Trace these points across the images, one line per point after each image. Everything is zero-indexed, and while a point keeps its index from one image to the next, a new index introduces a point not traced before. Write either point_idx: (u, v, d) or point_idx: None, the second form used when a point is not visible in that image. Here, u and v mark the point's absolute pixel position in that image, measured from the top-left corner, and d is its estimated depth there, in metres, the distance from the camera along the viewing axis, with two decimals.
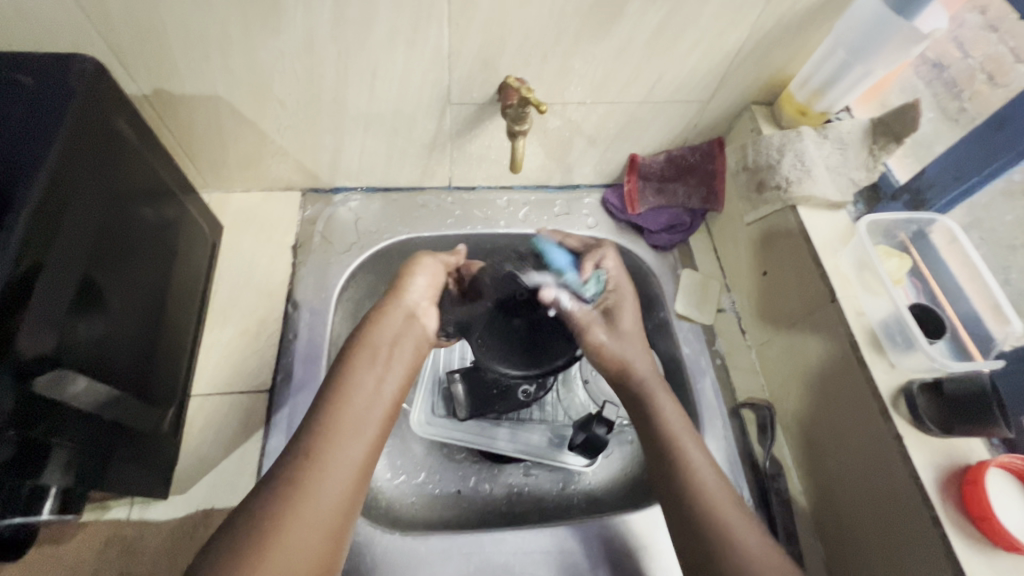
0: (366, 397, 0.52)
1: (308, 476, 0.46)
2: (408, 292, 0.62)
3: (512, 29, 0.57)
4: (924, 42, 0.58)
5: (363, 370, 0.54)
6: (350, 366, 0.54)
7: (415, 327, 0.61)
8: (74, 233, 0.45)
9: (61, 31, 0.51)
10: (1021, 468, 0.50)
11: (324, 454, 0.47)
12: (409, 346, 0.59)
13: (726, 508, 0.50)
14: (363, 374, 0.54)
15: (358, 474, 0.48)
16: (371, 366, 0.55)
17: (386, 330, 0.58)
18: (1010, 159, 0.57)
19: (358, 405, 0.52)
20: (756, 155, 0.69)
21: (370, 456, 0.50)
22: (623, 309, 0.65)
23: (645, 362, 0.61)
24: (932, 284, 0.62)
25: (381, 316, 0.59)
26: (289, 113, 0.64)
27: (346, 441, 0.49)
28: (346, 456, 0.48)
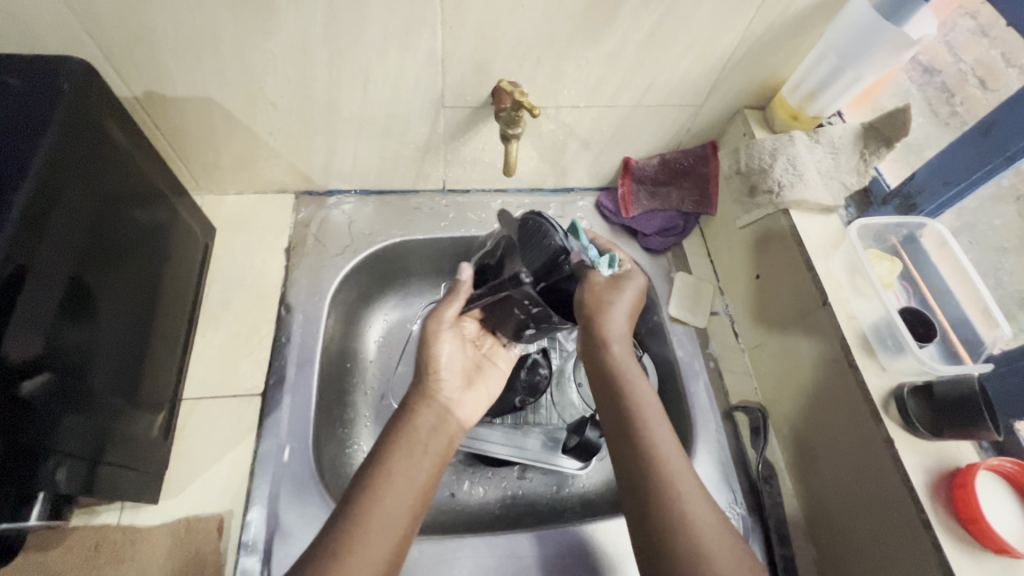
0: (401, 487, 0.50)
1: (340, 564, 0.44)
2: (438, 377, 0.59)
3: (505, 32, 0.57)
4: (913, 48, 0.59)
5: (398, 460, 0.52)
6: (385, 454, 0.52)
7: (450, 424, 0.58)
8: (62, 237, 0.45)
9: (51, 32, 0.51)
10: (1010, 470, 0.50)
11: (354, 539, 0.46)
12: (444, 443, 0.56)
13: (693, 495, 0.47)
14: (400, 459, 0.52)
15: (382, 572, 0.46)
16: (406, 457, 0.52)
17: (425, 421, 0.56)
18: (999, 163, 0.57)
19: (391, 492, 0.49)
20: (748, 159, 0.69)
21: (400, 549, 0.48)
22: (629, 290, 0.54)
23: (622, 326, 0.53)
24: (923, 289, 0.62)
25: (416, 407, 0.57)
26: (282, 115, 0.64)
27: (372, 536, 0.46)
28: (371, 554, 0.46)
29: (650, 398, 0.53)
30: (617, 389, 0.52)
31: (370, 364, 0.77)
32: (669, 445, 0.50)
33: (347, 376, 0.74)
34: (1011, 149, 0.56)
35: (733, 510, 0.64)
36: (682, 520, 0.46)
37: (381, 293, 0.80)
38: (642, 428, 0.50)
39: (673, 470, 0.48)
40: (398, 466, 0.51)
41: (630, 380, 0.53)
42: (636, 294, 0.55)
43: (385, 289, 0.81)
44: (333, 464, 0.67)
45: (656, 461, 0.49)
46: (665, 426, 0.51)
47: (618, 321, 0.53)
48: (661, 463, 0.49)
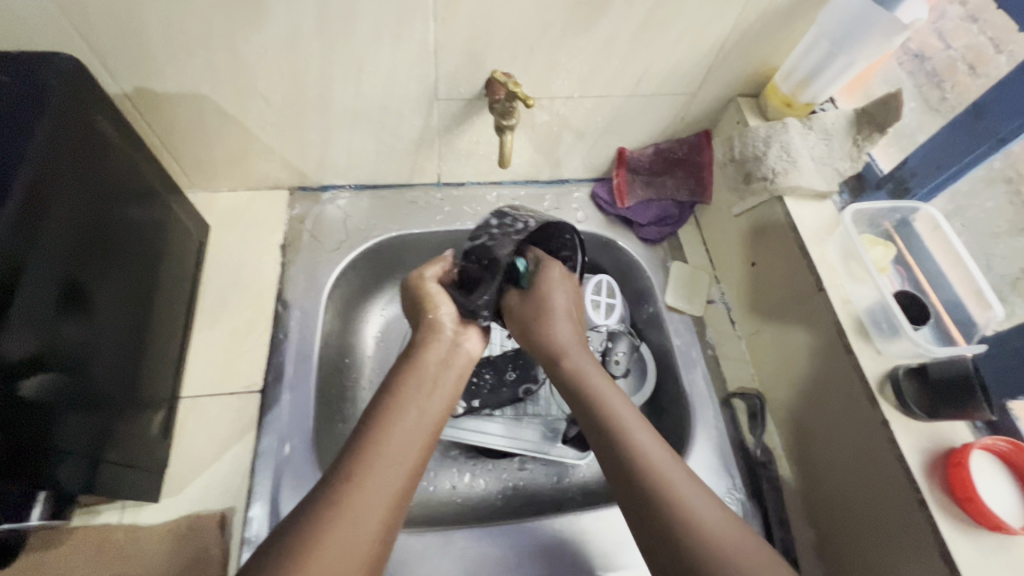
0: (412, 419, 0.49)
1: (355, 489, 0.43)
2: (445, 317, 0.57)
3: (497, 23, 0.57)
4: (905, 31, 0.59)
5: (407, 398, 0.51)
6: (399, 391, 0.51)
7: (456, 354, 0.57)
8: (55, 236, 0.44)
9: (37, 29, 0.50)
10: (1005, 449, 0.51)
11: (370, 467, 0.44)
12: (451, 376, 0.55)
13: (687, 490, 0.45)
14: (409, 395, 0.51)
15: (398, 501, 0.44)
16: (413, 395, 0.51)
17: (433, 357, 0.55)
18: (990, 146, 0.58)
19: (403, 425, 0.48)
20: (742, 147, 0.69)
21: (414, 478, 0.46)
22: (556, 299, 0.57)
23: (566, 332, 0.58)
24: (916, 271, 0.63)
25: (423, 342, 0.56)
26: (274, 110, 0.63)
27: (389, 465, 0.45)
28: (387, 480, 0.44)
29: (615, 394, 0.53)
30: (584, 402, 0.53)
31: (369, 359, 0.77)
32: (636, 425, 0.50)
33: (345, 372, 0.74)
34: (1002, 132, 0.56)
35: (732, 495, 0.64)
36: (672, 501, 0.44)
37: (377, 287, 0.80)
38: (614, 428, 0.50)
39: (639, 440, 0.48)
40: (411, 402, 0.51)
41: (597, 394, 0.53)
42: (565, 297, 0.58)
43: (381, 285, 0.80)
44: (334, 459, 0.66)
45: (627, 444, 0.48)
46: (632, 413, 0.51)
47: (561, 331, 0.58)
48: (637, 449, 0.48)
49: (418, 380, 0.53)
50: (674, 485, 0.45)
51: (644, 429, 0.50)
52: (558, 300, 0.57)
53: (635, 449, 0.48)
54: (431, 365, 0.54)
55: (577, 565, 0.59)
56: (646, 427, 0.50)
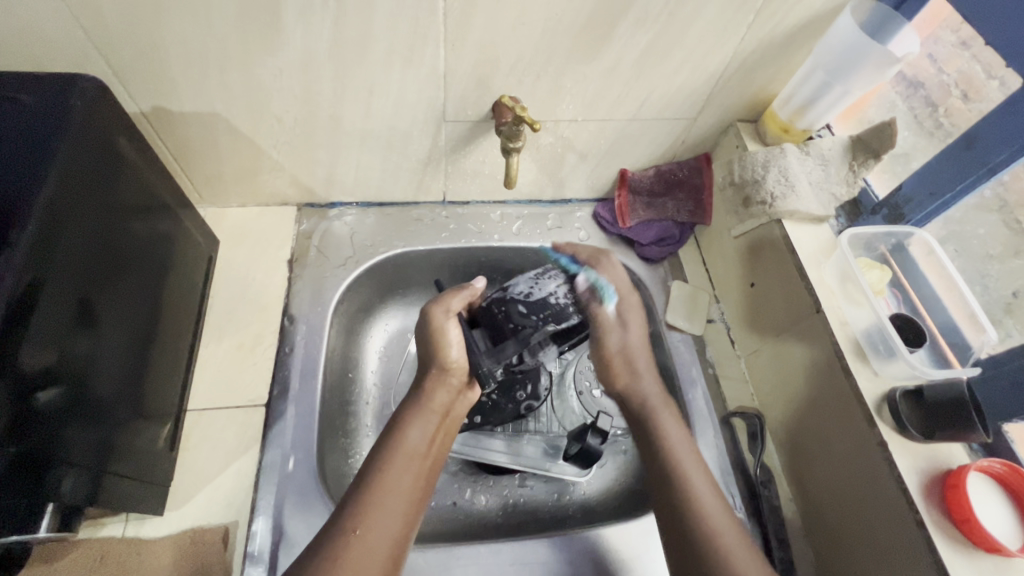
0: (407, 464, 0.53)
1: (354, 544, 0.47)
2: (459, 361, 0.61)
3: (505, 50, 0.59)
4: (897, 64, 0.62)
5: (410, 444, 0.55)
6: (400, 435, 0.55)
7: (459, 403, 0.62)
8: (70, 252, 0.45)
9: (60, 50, 0.52)
10: (1000, 471, 0.52)
11: (368, 523, 0.48)
12: (451, 423, 0.60)
13: (736, 549, 0.48)
14: (415, 441, 0.55)
15: (392, 553, 0.48)
16: (420, 442, 0.56)
17: (439, 399, 0.59)
18: (981, 175, 0.59)
19: (402, 473, 0.52)
20: (741, 170, 0.71)
21: (409, 529, 0.51)
22: (633, 316, 0.64)
23: (650, 381, 0.62)
24: (912, 294, 0.65)
25: (432, 387, 0.60)
26: (286, 129, 0.65)
27: (387, 518, 0.49)
28: (385, 527, 0.49)
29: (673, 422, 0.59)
30: (646, 425, 0.59)
31: (372, 375, 0.78)
32: (702, 483, 0.53)
33: (348, 387, 0.75)
34: (992, 161, 0.58)
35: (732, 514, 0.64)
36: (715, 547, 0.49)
37: (382, 303, 0.81)
38: (670, 455, 0.55)
39: (695, 487, 0.53)
40: (414, 450, 0.55)
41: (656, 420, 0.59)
42: (620, 339, 0.63)
43: (386, 301, 0.81)
44: (335, 473, 0.67)
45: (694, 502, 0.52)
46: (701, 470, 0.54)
47: (632, 329, 0.64)
48: (687, 492, 0.52)
49: (419, 420, 0.57)
50: (723, 542, 0.49)
51: (695, 462, 0.55)
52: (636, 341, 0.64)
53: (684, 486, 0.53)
54: (436, 408, 0.59)
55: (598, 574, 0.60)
56: (706, 479, 0.54)
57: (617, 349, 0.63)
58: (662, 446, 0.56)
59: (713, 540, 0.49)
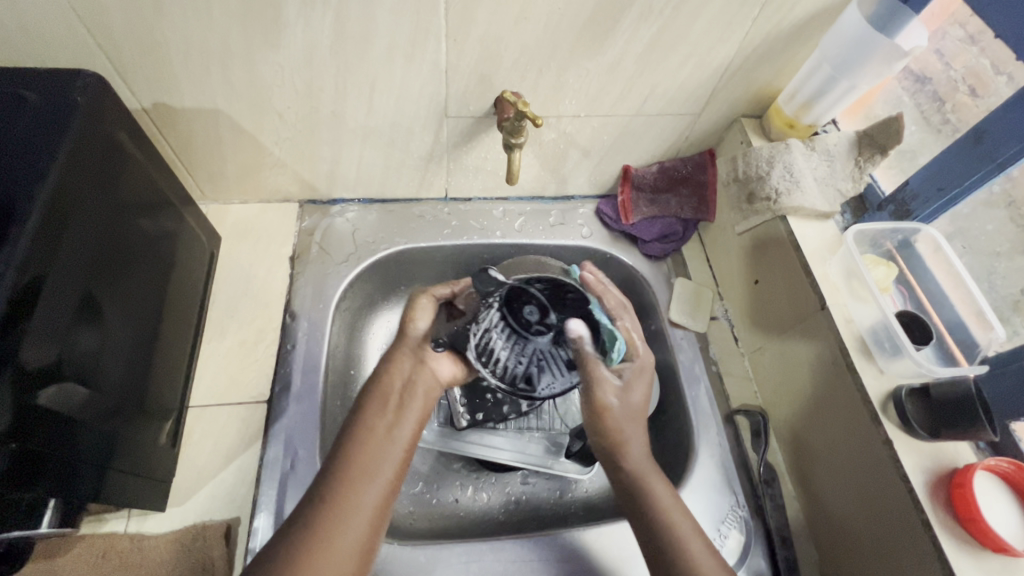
0: (376, 447, 0.50)
1: (330, 526, 0.46)
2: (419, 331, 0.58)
3: (507, 45, 0.58)
4: (905, 58, 0.61)
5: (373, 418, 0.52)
6: (365, 416, 0.52)
7: (424, 373, 0.56)
8: (72, 247, 0.45)
9: (62, 45, 0.51)
10: (1007, 469, 0.51)
11: (340, 506, 0.47)
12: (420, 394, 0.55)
13: None
14: (375, 419, 0.52)
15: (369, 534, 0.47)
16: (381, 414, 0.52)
17: (399, 371, 0.55)
18: (991, 170, 0.58)
19: (371, 453, 0.50)
20: (745, 166, 0.71)
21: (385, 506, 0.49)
22: (636, 386, 0.55)
23: (641, 447, 0.54)
24: (918, 292, 0.64)
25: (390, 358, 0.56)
26: (288, 125, 0.65)
27: (358, 499, 0.48)
28: (346, 529, 0.46)
29: (663, 487, 0.52)
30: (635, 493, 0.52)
31: None
32: (694, 544, 0.49)
33: (350, 384, 0.75)
34: (1002, 156, 0.57)
35: (735, 512, 0.64)
36: None
37: (384, 299, 0.81)
38: (663, 525, 0.50)
39: (686, 539, 0.50)
40: (376, 432, 0.51)
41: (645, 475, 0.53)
42: (645, 390, 0.55)
43: (388, 297, 0.81)
44: None
45: None
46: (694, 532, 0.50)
47: (635, 398, 0.54)
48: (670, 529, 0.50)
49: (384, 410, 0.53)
50: None
51: (692, 532, 0.50)
52: (635, 409, 0.54)
53: (666, 518, 0.50)
54: (395, 382, 0.55)
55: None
56: (692, 528, 0.51)
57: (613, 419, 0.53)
58: (656, 510, 0.51)
59: None
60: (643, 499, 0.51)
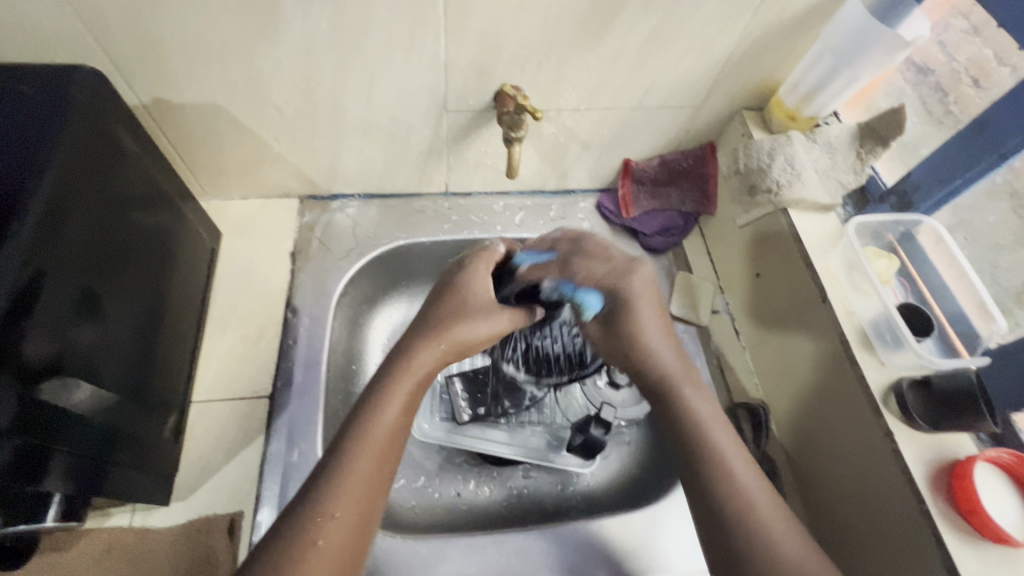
0: (378, 441, 0.48)
1: (326, 525, 0.43)
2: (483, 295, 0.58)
3: (506, 38, 0.58)
4: (908, 48, 0.60)
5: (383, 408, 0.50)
6: (377, 407, 0.49)
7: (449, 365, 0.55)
8: (72, 243, 0.45)
9: (60, 41, 0.51)
10: (1008, 461, 0.51)
11: (339, 502, 0.45)
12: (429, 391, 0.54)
13: (778, 528, 0.45)
14: (388, 414, 0.49)
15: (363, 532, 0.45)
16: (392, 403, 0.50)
17: (427, 360, 0.53)
18: (992, 161, 0.58)
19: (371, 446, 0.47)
20: (746, 159, 0.70)
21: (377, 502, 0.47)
22: (643, 309, 0.56)
23: (670, 359, 0.55)
24: (920, 284, 0.64)
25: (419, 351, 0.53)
26: (287, 120, 0.65)
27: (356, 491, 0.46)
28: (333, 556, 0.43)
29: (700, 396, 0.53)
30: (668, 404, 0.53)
31: (375, 367, 0.78)
32: (731, 451, 0.50)
33: (352, 379, 0.75)
34: (1004, 147, 0.57)
35: None
36: (754, 528, 0.45)
37: (385, 295, 0.81)
38: (698, 432, 0.51)
39: (718, 444, 0.50)
40: (383, 424, 0.49)
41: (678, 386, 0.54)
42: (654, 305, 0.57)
43: (389, 292, 0.81)
44: None
45: (734, 492, 0.47)
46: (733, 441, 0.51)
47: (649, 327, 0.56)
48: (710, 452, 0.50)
49: (368, 455, 0.47)
50: (767, 525, 0.45)
51: (728, 437, 0.51)
52: (649, 327, 0.56)
53: (703, 426, 0.51)
54: (419, 374, 0.53)
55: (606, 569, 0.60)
56: (730, 438, 0.51)
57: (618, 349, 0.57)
58: (691, 417, 0.52)
59: (744, 517, 0.46)
60: (676, 407, 0.53)
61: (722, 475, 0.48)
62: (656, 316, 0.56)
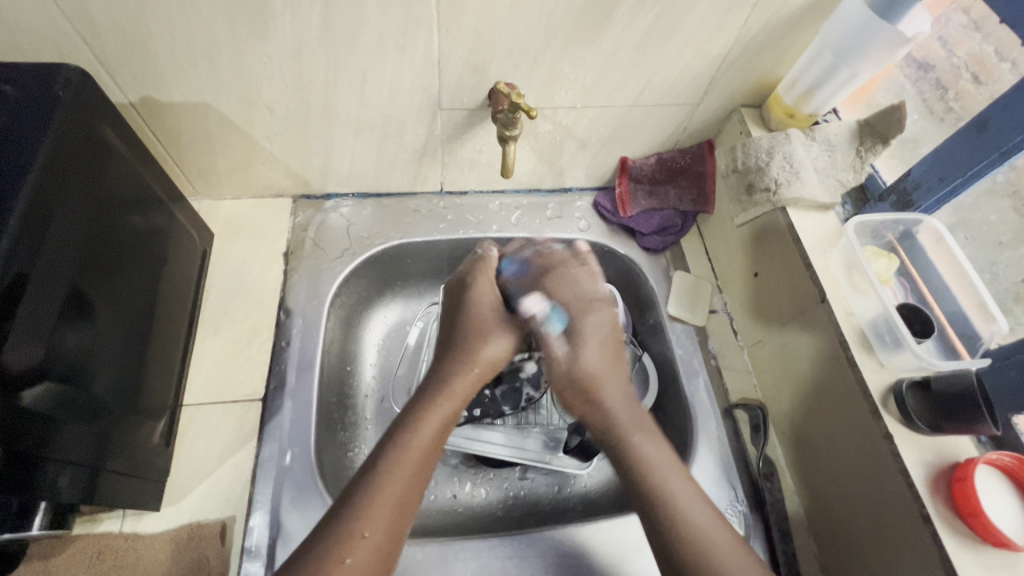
0: (414, 462, 0.49)
1: (357, 544, 0.45)
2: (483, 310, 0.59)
3: (501, 35, 0.57)
4: (908, 44, 0.59)
5: (422, 424, 0.52)
6: (416, 424, 0.51)
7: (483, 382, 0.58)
8: (58, 247, 0.44)
9: (44, 38, 0.50)
10: (1008, 463, 0.51)
11: (372, 520, 0.46)
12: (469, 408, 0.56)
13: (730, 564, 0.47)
14: (425, 435, 0.51)
15: (390, 546, 0.47)
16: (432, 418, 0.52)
17: (462, 380, 0.55)
18: (993, 159, 0.57)
19: (404, 464, 0.49)
20: (745, 157, 0.70)
21: (407, 518, 0.48)
22: (591, 336, 0.58)
23: (618, 399, 0.56)
24: (919, 283, 0.63)
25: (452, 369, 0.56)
26: (279, 119, 0.64)
27: (387, 508, 0.47)
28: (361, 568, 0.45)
29: (646, 435, 0.54)
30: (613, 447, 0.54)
31: (371, 368, 0.77)
32: (681, 490, 0.50)
33: (347, 380, 0.74)
34: (1005, 145, 0.56)
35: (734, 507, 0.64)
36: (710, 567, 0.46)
37: (380, 296, 0.80)
38: (643, 474, 0.51)
39: (669, 487, 0.50)
40: (420, 447, 0.50)
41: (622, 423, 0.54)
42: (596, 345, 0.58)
43: (384, 293, 0.80)
44: (334, 468, 0.66)
45: (692, 538, 0.48)
46: (681, 480, 0.51)
47: (588, 353, 0.58)
48: (664, 494, 0.50)
49: (403, 472, 0.49)
50: (725, 567, 0.46)
51: (678, 476, 0.51)
52: (595, 366, 0.57)
53: (647, 470, 0.51)
54: (454, 396, 0.54)
55: (603, 572, 0.60)
56: (677, 473, 0.52)
57: (568, 381, 0.57)
58: (636, 459, 0.52)
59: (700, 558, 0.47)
60: (623, 447, 0.53)
61: (673, 520, 0.49)
62: (602, 343, 0.58)
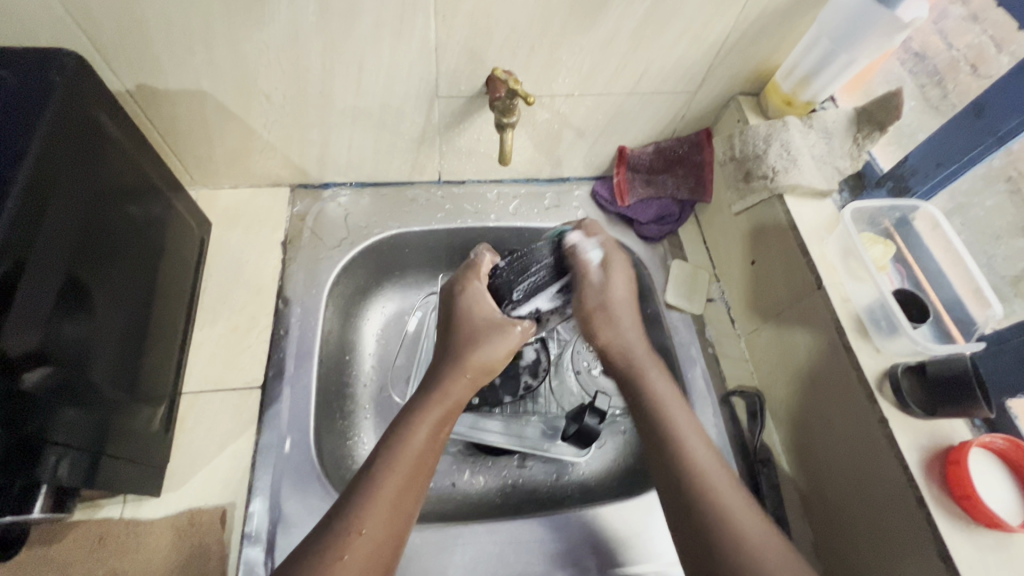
0: (411, 463, 0.50)
1: (356, 541, 0.45)
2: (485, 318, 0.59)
3: (498, 21, 0.57)
4: (905, 30, 0.59)
5: (422, 418, 0.53)
6: (412, 425, 0.52)
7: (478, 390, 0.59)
8: (54, 232, 0.44)
9: (38, 23, 0.50)
10: (1002, 446, 0.51)
11: (369, 517, 0.46)
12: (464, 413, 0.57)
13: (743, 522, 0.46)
14: (420, 438, 0.52)
15: (393, 542, 0.47)
16: (429, 416, 0.53)
17: (456, 385, 0.56)
18: (990, 144, 0.58)
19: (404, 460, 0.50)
20: (742, 145, 0.70)
21: (408, 512, 0.48)
22: (618, 268, 0.62)
23: (632, 336, 0.61)
24: (916, 270, 0.63)
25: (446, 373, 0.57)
26: (276, 107, 0.64)
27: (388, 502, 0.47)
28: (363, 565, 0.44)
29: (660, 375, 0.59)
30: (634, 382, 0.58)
31: (369, 357, 0.77)
32: (688, 429, 0.53)
33: (346, 369, 0.74)
34: (1002, 130, 0.56)
35: None
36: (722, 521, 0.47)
37: (378, 285, 0.80)
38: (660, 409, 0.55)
39: (679, 422, 0.54)
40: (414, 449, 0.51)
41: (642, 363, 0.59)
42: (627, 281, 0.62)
43: (382, 282, 0.81)
44: (333, 455, 0.66)
45: (700, 480, 0.49)
46: (692, 427, 0.54)
47: (617, 283, 0.62)
48: (673, 425, 0.53)
49: (398, 474, 0.49)
50: (737, 522, 0.46)
51: (684, 414, 0.55)
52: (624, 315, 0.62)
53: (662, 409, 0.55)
54: (447, 400, 0.56)
55: (601, 556, 0.60)
56: (685, 411, 0.55)
57: (596, 303, 0.61)
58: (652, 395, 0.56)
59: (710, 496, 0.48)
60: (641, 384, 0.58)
61: (683, 455, 0.51)
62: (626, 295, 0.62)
